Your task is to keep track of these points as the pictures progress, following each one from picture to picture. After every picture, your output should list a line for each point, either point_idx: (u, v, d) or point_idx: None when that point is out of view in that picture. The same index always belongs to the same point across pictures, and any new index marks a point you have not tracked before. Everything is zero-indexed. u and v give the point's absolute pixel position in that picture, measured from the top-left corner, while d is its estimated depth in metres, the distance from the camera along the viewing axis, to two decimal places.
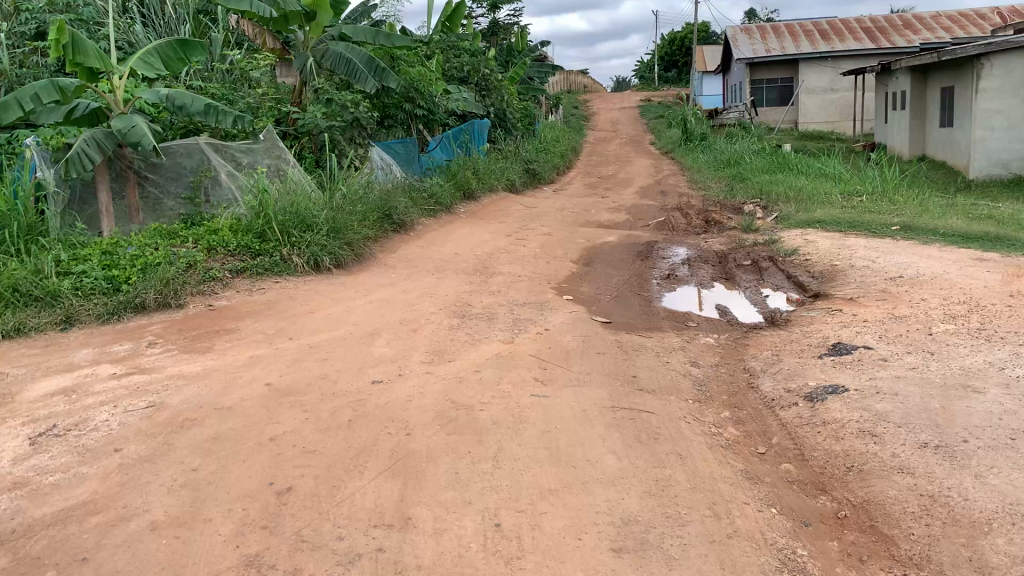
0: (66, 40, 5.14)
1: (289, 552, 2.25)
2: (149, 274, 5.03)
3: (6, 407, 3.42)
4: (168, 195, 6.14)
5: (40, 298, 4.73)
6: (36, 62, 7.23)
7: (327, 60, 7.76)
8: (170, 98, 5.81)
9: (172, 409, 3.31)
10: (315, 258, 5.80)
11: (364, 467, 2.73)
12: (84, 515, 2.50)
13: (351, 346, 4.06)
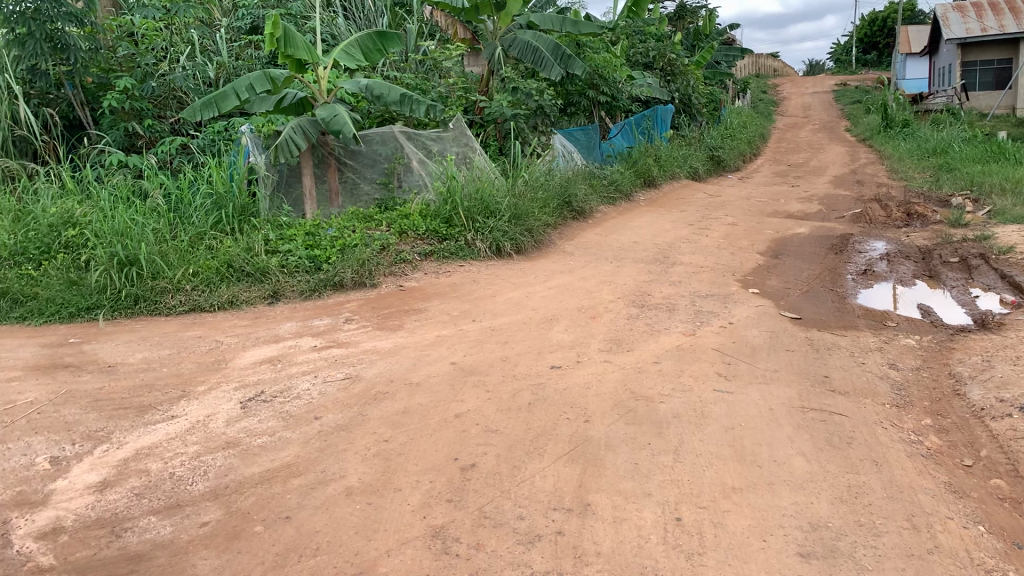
0: (279, 34, 5.52)
1: (472, 527, 2.32)
2: (347, 255, 5.34)
3: (221, 372, 3.74)
4: (364, 180, 6.49)
5: (251, 274, 5.13)
6: (250, 55, 7.81)
7: (514, 49, 7.85)
8: (369, 88, 6.11)
9: (366, 382, 3.50)
10: (497, 243, 5.92)
11: (544, 450, 2.77)
12: (287, 477, 2.70)
13: (531, 330, 4.12)
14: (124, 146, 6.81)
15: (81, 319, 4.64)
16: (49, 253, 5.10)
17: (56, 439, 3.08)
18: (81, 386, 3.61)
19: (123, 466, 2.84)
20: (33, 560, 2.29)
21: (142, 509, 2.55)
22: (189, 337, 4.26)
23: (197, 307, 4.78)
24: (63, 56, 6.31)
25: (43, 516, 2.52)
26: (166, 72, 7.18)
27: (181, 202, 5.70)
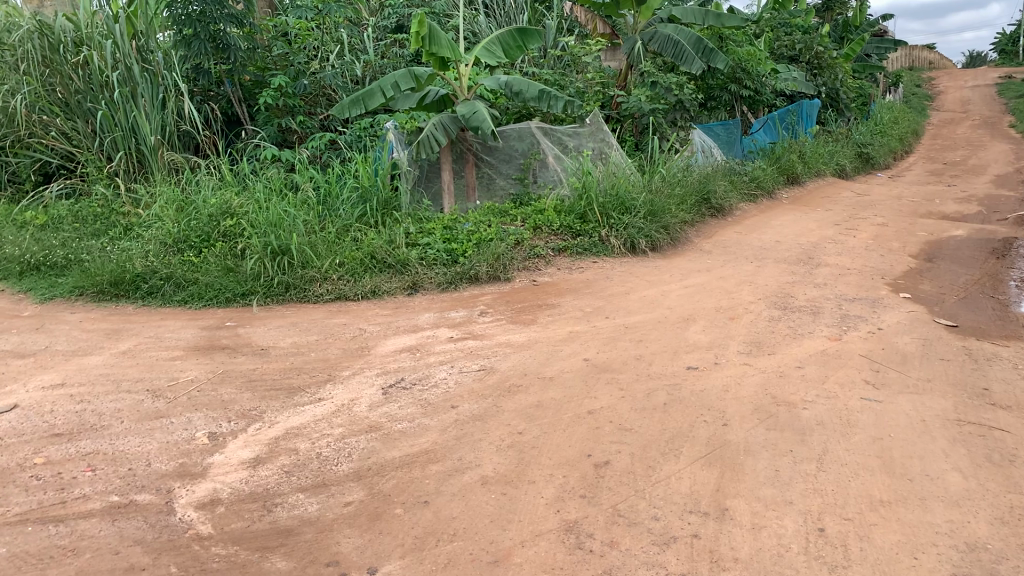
0: (424, 33, 5.67)
1: (607, 525, 2.32)
2: (484, 248, 5.43)
3: (364, 359, 3.89)
4: (500, 175, 6.58)
5: (392, 265, 5.30)
6: (395, 53, 8.05)
7: (655, 43, 7.82)
8: (509, 85, 6.18)
9: (501, 374, 3.56)
10: (632, 240, 5.85)
11: (680, 452, 2.73)
12: (426, 463, 2.77)
13: (667, 329, 4.07)
14: (277, 141, 7.19)
15: (237, 304, 4.92)
16: (209, 241, 5.44)
17: (214, 415, 3.29)
18: (236, 366, 3.84)
19: (273, 444, 3.00)
20: (193, 527, 2.45)
21: (291, 485, 2.68)
22: (335, 324, 4.45)
23: (342, 295, 4.99)
24: (224, 55, 6.72)
25: (202, 487, 2.70)
26: (317, 71, 7.50)
27: (329, 195, 5.96)
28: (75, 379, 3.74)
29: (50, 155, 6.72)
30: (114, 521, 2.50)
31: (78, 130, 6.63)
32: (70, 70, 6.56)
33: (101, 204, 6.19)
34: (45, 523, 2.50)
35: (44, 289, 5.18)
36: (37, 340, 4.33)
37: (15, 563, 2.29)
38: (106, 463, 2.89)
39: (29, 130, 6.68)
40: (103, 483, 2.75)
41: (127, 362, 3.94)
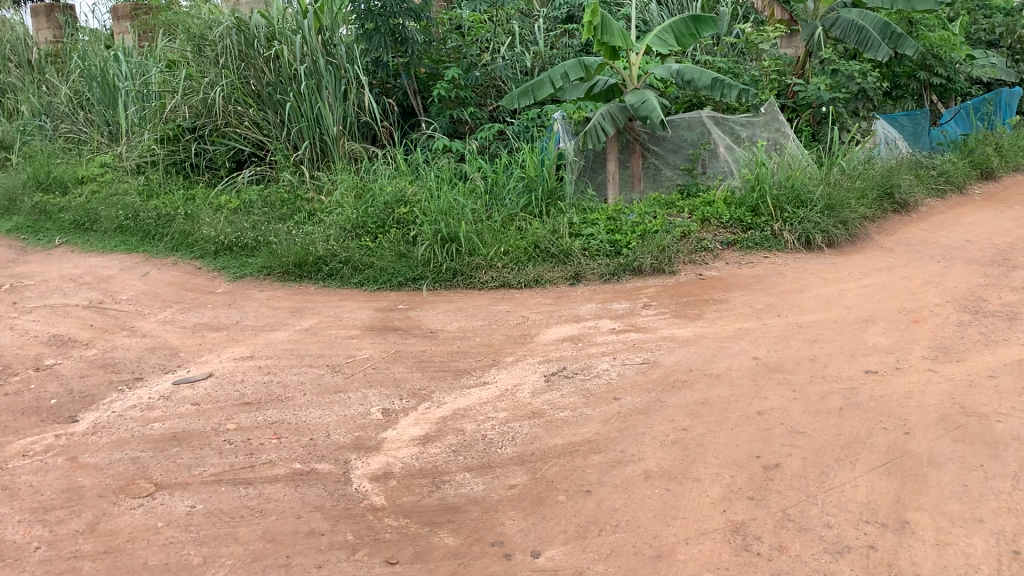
0: (596, 22, 5.66)
1: (775, 528, 2.25)
2: (648, 240, 5.38)
3: (527, 346, 3.95)
4: (667, 165, 6.48)
5: (556, 255, 5.34)
6: (565, 44, 8.07)
7: (837, 29, 7.40)
8: (681, 73, 6.08)
9: (665, 368, 3.51)
10: (806, 235, 5.61)
11: (856, 459, 2.61)
12: (588, 452, 2.79)
13: (842, 331, 3.88)
14: (448, 132, 7.40)
15: (408, 288, 5.13)
16: (383, 228, 5.68)
17: (388, 392, 3.44)
18: (407, 347, 4.00)
19: (442, 423, 3.11)
20: (367, 498, 2.58)
21: (459, 464, 2.77)
22: (500, 311, 4.54)
23: (506, 283, 5.08)
24: (402, 49, 6.97)
25: (376, 461, 2.84)
26: (488, 63, 7.64)
27: (496, 184, 6.08)
28: (262, 352, 4.02)
29: (243, 143, 7.21)
30: (296, 487, 2.67)
31: (269, 121, 7.09)
32: (263, 64, 7.01)
33: (287, 190, 6.59)
34: (237, 484, 2.71)
35: (236, 268, 5.59)
36: (229, 315, 4.68)
37: (211, 520, 2.50)
38: (289, 432, 3.09)
39: (226, 120, 7.19)
40: (287, 450, 2.94)
41: (308, 339, 4.18)
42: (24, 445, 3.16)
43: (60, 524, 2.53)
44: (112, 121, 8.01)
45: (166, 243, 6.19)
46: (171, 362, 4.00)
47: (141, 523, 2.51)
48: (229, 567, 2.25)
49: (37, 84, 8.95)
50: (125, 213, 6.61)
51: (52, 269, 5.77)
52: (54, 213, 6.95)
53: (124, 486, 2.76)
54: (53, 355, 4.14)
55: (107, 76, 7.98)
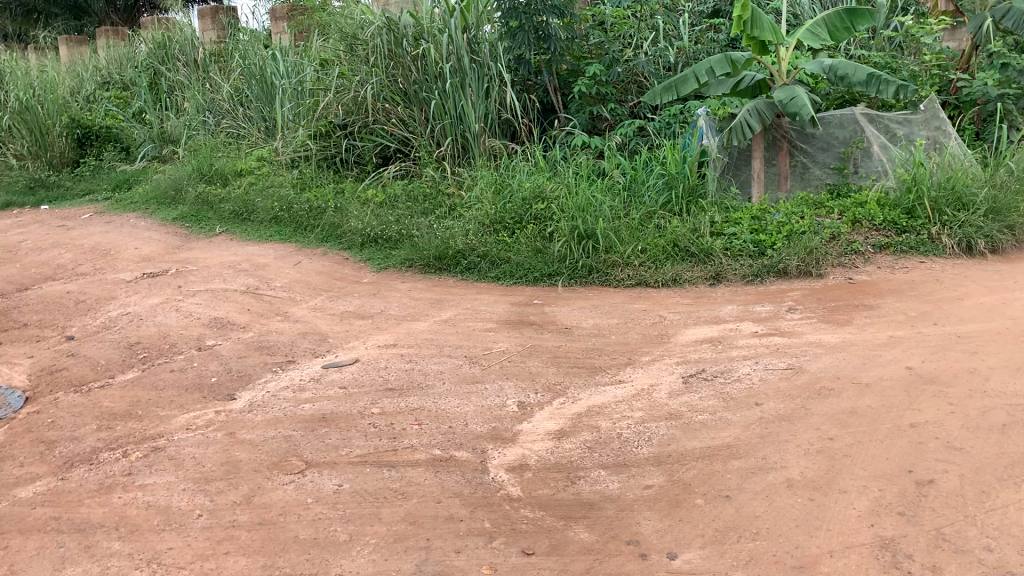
0: (746, 17, 5.55)
1: (928, 547, 2.14)
2: (794, 241, 5.21)
3: (665, 346, 3.91)
4: (816, 164, 6.24)
5: (695, 255, 5.26)
6: (710, 38, 7.88)
7: (1008, 21, 6.79)
8: (833, 68, 5.84)
9: (810, 375, 3.39)
10: (967, 240, 5.29)
11: (1021, 481, 2.44)
12: (728, 457, 2.73)
13: (1007, 343, 3.63)
14: (588, 128, 7.39)
15: (544, 284, 5.17)
16: (521, 223, 5.73)
17: (524, 386, 3.49)
18: (543, 342, 4.03)
19: (578, 419, 3.12)
20: (504, 488, 2.63)
21: (594, 461, 2.77)
22: (636, 310, 4.51)
23: (643, 282, 5.04)
24: (544, 45, 7.01)
25: (513, 452, 2.88)
26: (630, 59, 7.58)
27: (636, 181, 6.03)
28: (405, 341, 4.15)
29: (389, 140, 7.45)
30: (436, 473, 2.75)
31: (414, 118, 7.30)
32: (410, 62, 7.23)
33: (430, 184, 6.76)
34: (380, 466, 2.82)
35: (380, 260, 5.79)
36: (374, 305, 4.86)
37: (356, 499, 2.61)
38: (430, 419, 3.19)
39: (375, 117, 7.47)
40: (427, 437, 3.03)
41: (448, 330, 4.29)
42: (189, 419, 3.41)
43: (220, 495, 2.71)
44: (268, 117, 8.46)
45: (316, 234, 6.49)
46: (320, 346, 4.19)
47: (292, 498, 2.65)
48: (372, 546, 2.34)
49: (202, 82, 9.55)
50: (279, 205, 6.98)
51: (214, 256, 6.16)
52: (215, 203, 7.41)
53: (277, 462, 2.92)
54: (213, 336, 4.42)
55: (265, 75, 8.43)
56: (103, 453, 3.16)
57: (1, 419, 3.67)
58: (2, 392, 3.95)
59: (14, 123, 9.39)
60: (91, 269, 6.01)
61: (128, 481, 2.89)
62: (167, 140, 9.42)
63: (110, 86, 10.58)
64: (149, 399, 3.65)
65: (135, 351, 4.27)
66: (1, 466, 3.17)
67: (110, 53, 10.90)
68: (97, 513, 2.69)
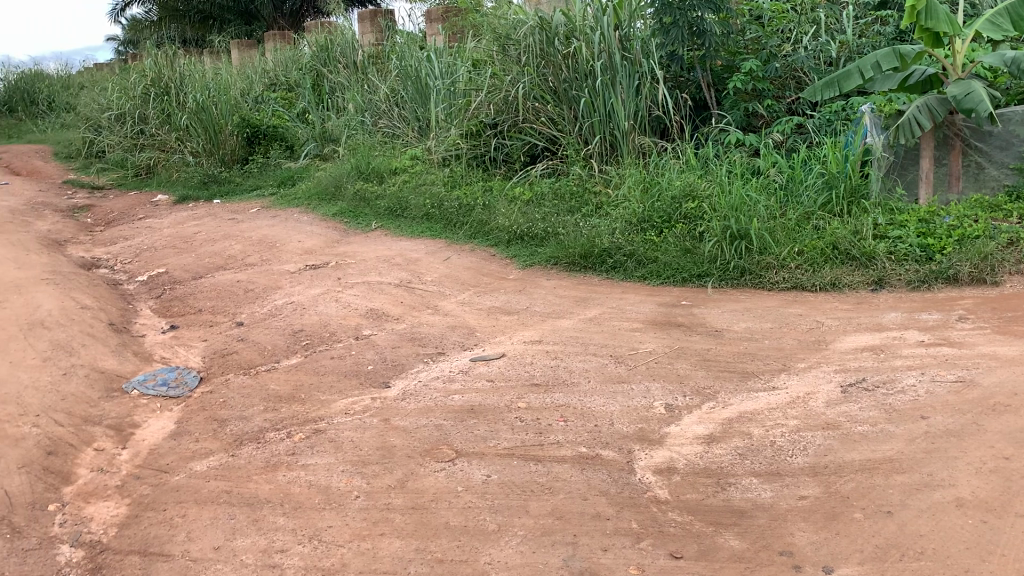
0: (920, 7, 5.25)
1: None
2: (967, 247, 4.89)
3: (821, 353, 3.76)
4: (994, 164, 5.82)
5: (857, 258, 5.03)
6: (876, 31, 7.48)
7: None
8: (1016, 61, 5.43)
9: (982, 390, 3.18)
10: None
11: None
12: (890, 471, 2.60)
13: None
14: (742, 125, 7.18)
15: (693, 285, 5.08)
16: (670, 222, 5.64)
17: (672, 388, 3.44)
18: (692, 345, 3.96)
19: (728, 425, 3.05)
20: (652, 490, 2.61)
21: (745, 468, 2.71)
22: (791, 314, 4.36)
23: (799, 285, 4.86)
24: (698, 41, 6.88)
25: (660, 454, 2.85)
26: (789, 54, 7.31)
27: (793, 181, 5.82)
28: (551, 338, 4.19)
29: (538, 138, 7.54)
30: (583, 470, 2.76)
31: (564, 116, 7.34)
32: (561, 61, 7.25)
33: (577, 182, 6.77)
34: (528, 460, 2.86)
35: (526, 257, 5.86)
36: (520, 301, 4.93)
37: (504, 490, 2.66)
38: (576, 417, 3.20)
39: (524, 116, 7.57)
40: (573, 434, 3.05)
41: (595, 329, 4.28)
42: (347, 404, 3.58)
43: (376, 478, 2.84)
44: (422, 117, 8.73)
45: (466, 231, 6.64)
46: (469, 340, 4.29)
47: (443, 485, 2.73)
48: (520, 538, 2.38)
49: (361, 83, 9.95)
50: (430, 202, 7.18)
51: (369, 250, 6.42)
52: (371, 200, 7.72)
53: (429, 450, 3.01)
54: (369, 326, 4.62)
55: (420, 76, 8.69)
56: (268, 433, 3.37)
57: (179, 396, 3.98)
58: (181, 371, 4.27)
59: (191, 123, 10.14)
60: (258, 260, 6.40)
61: (292, 460, 3.06)
62: (328, 139, 9.89)
63: (276, 87, 11.22)
64: (310, 383, 3.86)
65: (298, 338, 4.52)
66: (179, 440, 3.43)
67: (277, 56, 11.55)
68: (264, 489, 2.87)
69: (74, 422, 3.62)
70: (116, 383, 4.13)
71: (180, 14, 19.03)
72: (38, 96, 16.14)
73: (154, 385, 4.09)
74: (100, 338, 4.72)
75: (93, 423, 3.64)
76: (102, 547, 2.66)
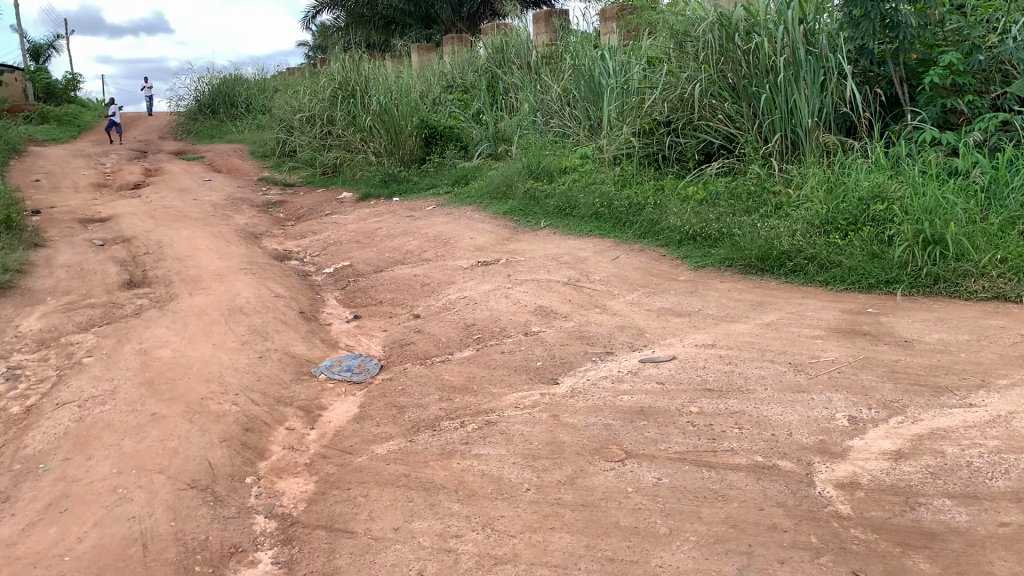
0: None
1: None
2: None
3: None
4: None
5: None
6: None
7: None
8: None
9: None
10: None
11: None
12: None
13: None
14: (938, 122, 6.69)
15: (880, 292, 4.81)
16: (855, 225, 5.36)
17: (855, 400, 3.28)
18: (878, 355, 3.75)
19: (918, 441, 2.87)
20: (833, 505, 2.50)
21: (938, 489, 2.54)
22: (991, 326, 4.04)
23: (1002, 295, 4.50)
24: (892, 34, 6.42)
25: (842, 468, 2.72)
26: (995, 45, 6.71)
27: (997, 182, 5.38)
28: (724, 342, 4.09)
29: (714, 136, 7.40)
30: (759, 479, 2.68)
31: (743, 114, 7.14)
32: (742, 56, 7.03)
33: (755, 182, 6.58)
34: (700, 465, 2.81)
35: (699, 258, 5.75)
36: (692, 303, 4.84)
37: (676, 494, 2.63)
38: (752, 424, 3.11)
39: (700, 113, 7.42)
40: (748, 442, 2.96)
41: (771, 335, 4.14)
42: (518, 398, 3.65)
43: (546, 473, 2.88)
44: (594, 116, 8.75)
45: (636, 230, 6.60)
46: (638, 341, 4.26)
47: (613, 485, 2.73)
48: (692, 543, 2.35)
49: (534, 83, 10.05)
50: (600, 201, 7.18)
51: (540, 248, 6.50)
52: (541, 199, 7.82)
53: (598, 448, 3.03)
54: (539, 323, 4.68)
55: (593, 75, 8.70)
56: (443, 422, 3.49)
57: (361, 382, 4.19)
58: (363, 358, 4.50)
59: (375, 124, 10.65)
60: (434, 255, 6.63)
61: (466, 449, 3.16)
62: (501, 139, 10.10)
63: (452, 89, 11.58)
64: (482, 376, 3.97)
65: (470, 332, 4.65)
66: (362, 424, 3.62)
67: (455, 58, 11.90)
68: (440, 475, 2.98)
69: (268, 402, 3.90)
70: (305, 367, 4.41)
71: (365, 19, 19.97)
72: (238, 99, 17.41)
73: (339, 370, 4.33)
74: (291, 325, 5.05)
75: (285, 404, 3.91)
76: (293, 519, 2.85)
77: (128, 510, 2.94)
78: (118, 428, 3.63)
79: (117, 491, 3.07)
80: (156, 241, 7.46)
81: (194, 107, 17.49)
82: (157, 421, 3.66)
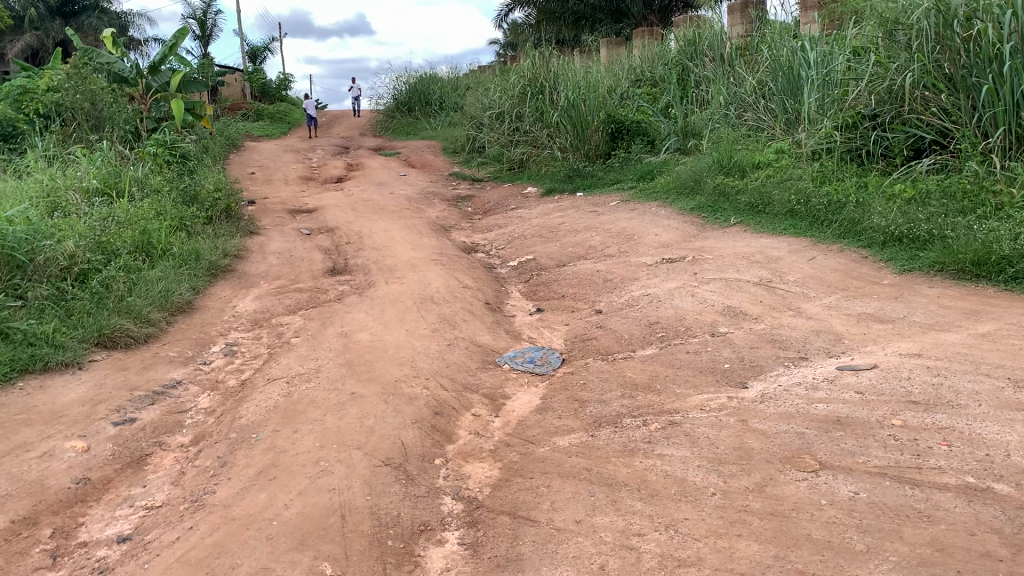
0: None
1: None
2: None
3: None
4: None
5: None
6: None
7: None
8: None
9: None
10: None
11: None
12: None
13: None
14: None
15: None
16: None
17: None
18: None
19: None
20: None
21: None
22: None
23: None
24: None
25: None
26: None
27: None
28: (932, 352, 3.81)
29: (927, 131, 6.89)
30: (970, 502, 2.48)
31: (960, 106, 6.59)
32: (960, 45, 6.47)
33: (971, 180, 6.07)
34: (903, 482, 2.64)
35: (905, 261, 5.40)
36: (895, 309, 4.54)
37: (874, 510, 2.48)
38: (962, 442, 2.88)
39: (910, 107, 6.95)
40: (958, 460, 2.75)
41: (986, 347, 3.81)
42: (703, 400, 3.57)
43: (733, 478, 2.80)
44: (791, 109, 8.40)
45: (835, 229, 6.28)
46: (835, 347, 4.05)
47: (805, 496, 2.62)
48: (893, 563, 2.21)
49: (727, 75, 9.74)
50: (796, 198, 6.90)
51: (729, 246, 6.32)
52: (731, 195, 7.62)
53: (790, 457, 2.91)
54: (726, 324, 4.56)
55: (793, 67, 8.33)
56: (625, 419, 3.48)
57: (544, 374, 4.26)
58: (546, 351, 4.57)
59: (563, 120, 10.77)
60: (617, 251, 6.61)
61: (649, 448, 3.13)
62: (689, 133, 9.90)
63: (641, 83, 11.49)
64: (666, 375, 3.92)
65: (654, 330, 4.60)
66: (544, 415, 3.68)
67: (645, 51, 11.78)
68: (622, 471, 2.97)
69: (456, 388, 4.05)
70: (491, 356, 4.53)
71: (556, 16, 20.20)
72: (432, 97, 18.04)
73: (522, 362, 4.42)
74: (478, 315, 5.20)
75: (471, 391, 4.04)
76: (479, 503, 2.94)
77: (329, 482, 3.14)
78: (321, 404, 3.89)
79: (319, 464, 3.29)
80: (356, 231, 7.90)
81: (393, 105, 18.34)
82: (355, 400, 3.88)
